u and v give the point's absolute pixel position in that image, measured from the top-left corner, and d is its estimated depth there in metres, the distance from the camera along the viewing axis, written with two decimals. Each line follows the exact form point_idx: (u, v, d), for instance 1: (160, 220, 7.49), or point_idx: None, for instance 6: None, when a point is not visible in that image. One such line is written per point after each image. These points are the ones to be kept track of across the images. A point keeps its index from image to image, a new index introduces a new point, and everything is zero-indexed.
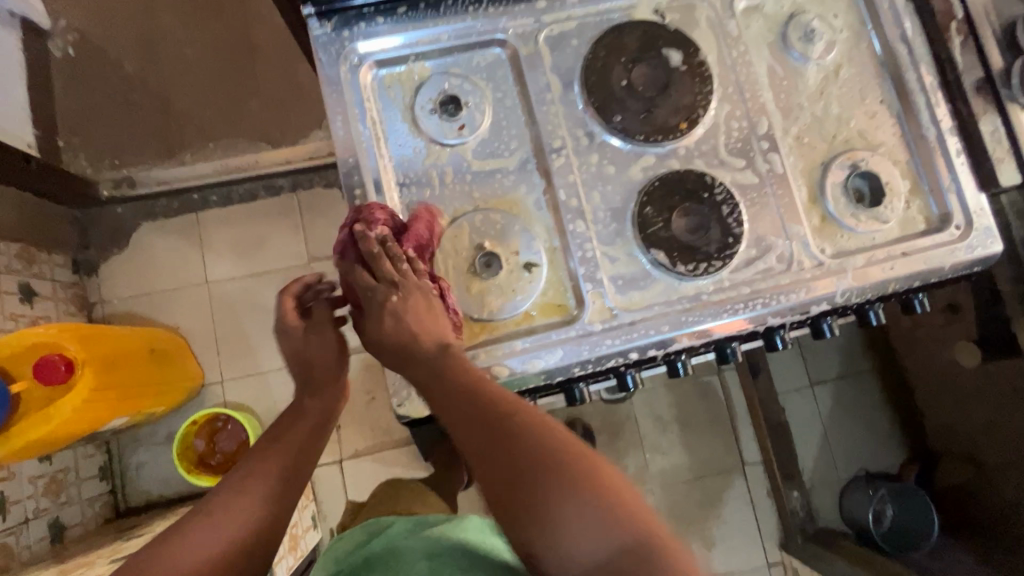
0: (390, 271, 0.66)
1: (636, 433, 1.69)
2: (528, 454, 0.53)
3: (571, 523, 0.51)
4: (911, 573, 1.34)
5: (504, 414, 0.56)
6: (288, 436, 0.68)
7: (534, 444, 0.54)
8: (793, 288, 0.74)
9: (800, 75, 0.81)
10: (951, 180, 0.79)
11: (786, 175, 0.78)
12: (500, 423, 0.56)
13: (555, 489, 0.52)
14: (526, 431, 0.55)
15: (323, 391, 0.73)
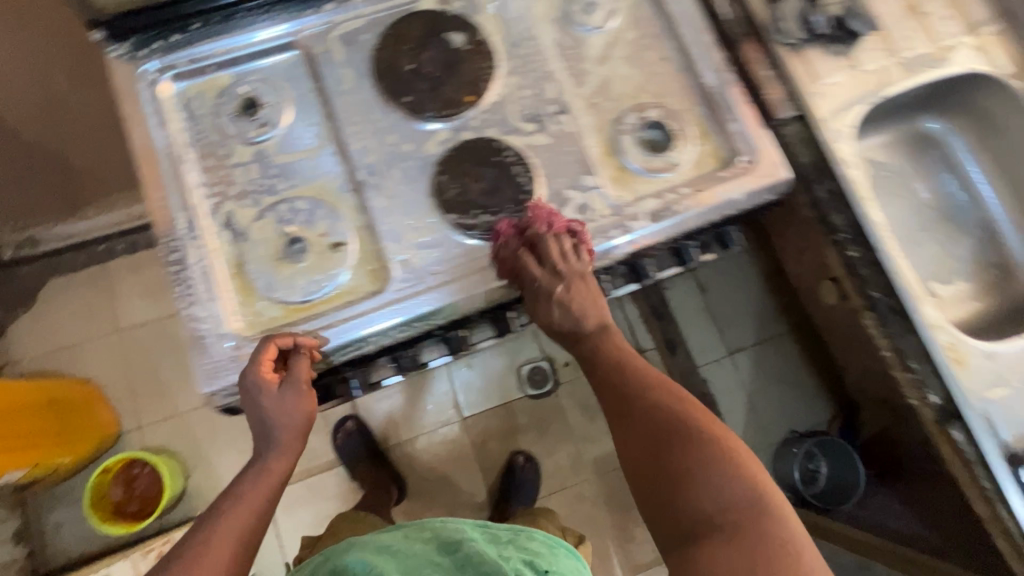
0: (554, 263, 0.73)
1: (565, 425, 1.70)
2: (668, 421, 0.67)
3: (710, 477, 0.61)
4: (837, 524, 1.33)
5: (632, 387, 0.71)
6: (245, 502, 0.65)
7: (654, 416, 0.67)
8: (592, 234, 0.78)
9: (584, 44, 0.87)
10: (733, 118, 0.84)
11: (578, 134, 0.83)
12: (634, 400, 0.70)
13: (690, 463, 0.62)
14: (643, 405, 0.69)
15: (280, 448, 0.69)
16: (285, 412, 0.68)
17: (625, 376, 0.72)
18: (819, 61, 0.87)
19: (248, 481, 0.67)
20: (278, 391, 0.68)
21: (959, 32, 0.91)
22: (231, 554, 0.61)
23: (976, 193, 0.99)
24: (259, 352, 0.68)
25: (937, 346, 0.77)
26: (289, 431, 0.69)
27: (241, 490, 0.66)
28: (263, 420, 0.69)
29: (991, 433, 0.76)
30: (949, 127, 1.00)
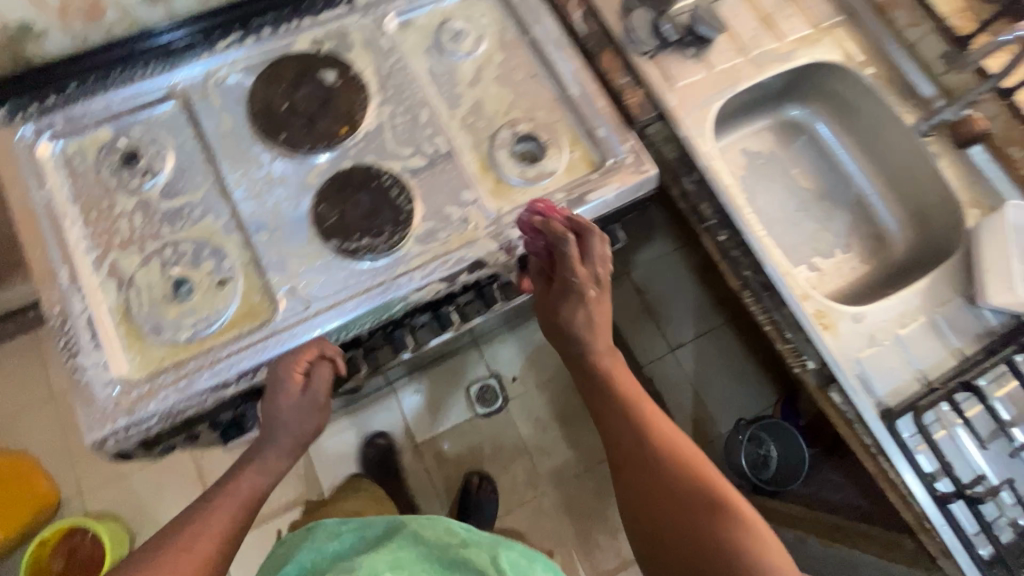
0: (596, 273, 0.80)
1: (518, 439, 1.71)
2: (674, 479, 0.74)
3: (751, 558, 0.67)
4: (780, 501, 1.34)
5: (638, 445, 0.77)
6: (221, 504, 0.71)
7: (658, 475, 0.75)
8: (471, 245, 0.82)
9: (455, 69, 0.93)
10: (599, 123, 0.90)
11: (453, 152, 0.87)
12: (643, 458, 0.77)
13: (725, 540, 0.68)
14: (651, 461, 0.76)
15: (264, 452, 0.76)
16: (299, 413, 0.74)
17: (629, 428, 0.79)
18: (674, 65, 0.94)
19: (232, 481, 0.74)
20: (301, 395, 0.73)
21: (802, 26, 0.99)
22: (205, 553, 0.67)
23: (844, 170, 1.06)
24: (298, 353, 0.73)
25: (806, 315, 0.82)
26: (295, 438, 0.76)
27: (223, 492, 0.73)
28: (283, 420, 0.73)
29: (865, 391, 0.80)
30: (811, 113, 1.08)
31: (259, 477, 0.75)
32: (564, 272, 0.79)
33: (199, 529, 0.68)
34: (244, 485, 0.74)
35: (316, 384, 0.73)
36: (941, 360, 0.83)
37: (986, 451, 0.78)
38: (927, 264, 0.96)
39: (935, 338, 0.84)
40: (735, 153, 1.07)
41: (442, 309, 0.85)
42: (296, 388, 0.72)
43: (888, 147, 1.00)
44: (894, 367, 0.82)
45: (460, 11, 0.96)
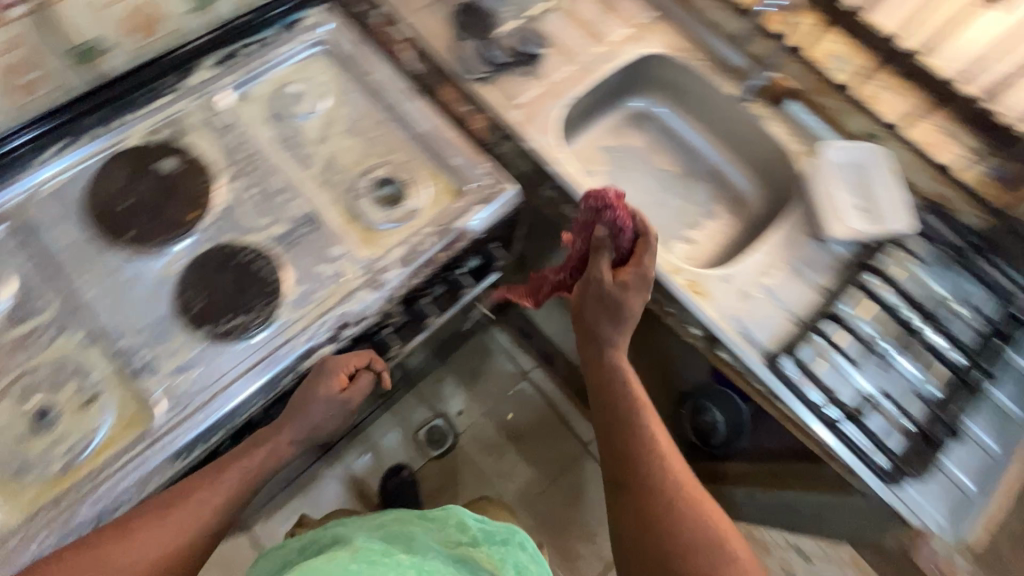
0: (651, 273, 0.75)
1: (476, 471, 1.69)
2: (688, 540, 0.70)
3: None
4: None
5: (659, 488, 0.73)
6: (228, 472, 0.71)
7: (674, 522, 0.71)
8: (349, 298, 0.82)
9: (301, 131, 0.94)
10: (451, 153, 0.93)
11: (313, 211, 0.87)
12: (659, 490, 0.73)
13: None
14: (666, 513, 0.71)
15: (281, 430, 0.74)
16: (329, 412, 0.75)
17: (651, 471, 0.74)
18: (511, 86, 0.99)
19: (244, 450, 0.73)
20: (341, 398, 0.75)
21: (619, 27, 1.07)
22: (203, 529, 0.68)
23: (692, 145, 1.15)
24: (343, 359, 0.77)
25: (679, 286, 0.88)
26: (309, 433, 0.76)
27: (234, 459, 0.72)
28: (312, 413, 0.75)
29: (747, 344, 0.85)
30: (649, 100, 1.15)
31: (272, 458, 0.74)
32: (637, 266, 0.73)
33: (202, 496, 0.69)
34: (254, 463, 0.72)
35: (351, 392, 0.75)
36: (805, 297, 0.90)
37: (859, 369, 0.86)
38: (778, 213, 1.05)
39: (796, 280, 0.92)
40: (592, 150, 1.13)
41: None
42: (338, 388, 0.75)
43: (723, 118, 1.09)
44: (766, 314, 0.88)
45: (294, 74, 0.98)
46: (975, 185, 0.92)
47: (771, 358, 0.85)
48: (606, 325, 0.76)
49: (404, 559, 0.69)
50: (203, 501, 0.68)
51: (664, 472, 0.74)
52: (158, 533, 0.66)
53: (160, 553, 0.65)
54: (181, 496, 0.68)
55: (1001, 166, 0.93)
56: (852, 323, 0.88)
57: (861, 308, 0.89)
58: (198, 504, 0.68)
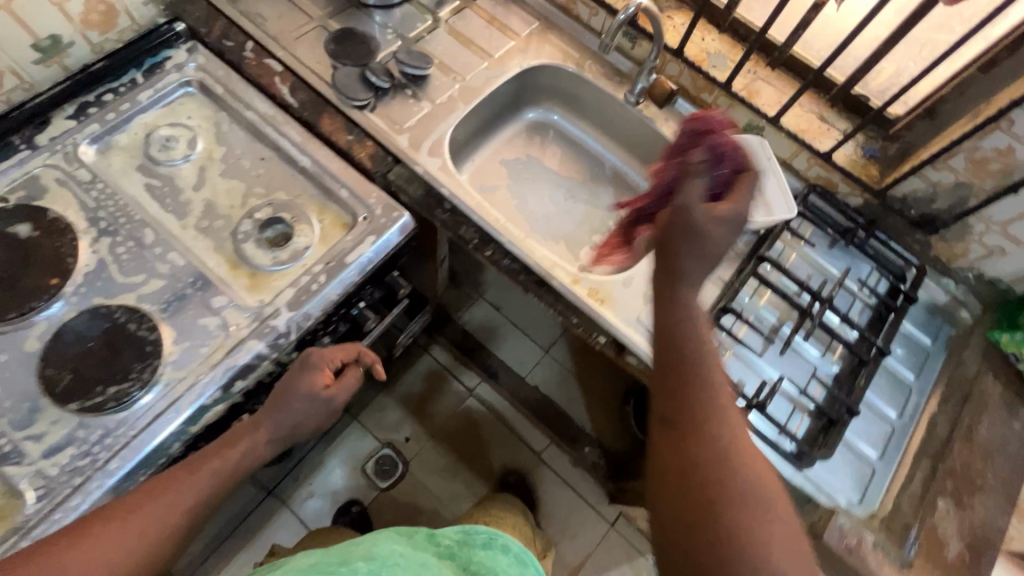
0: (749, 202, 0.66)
1: (430, 496, 1.65)
2: (759, 533, 0.49)
3: None
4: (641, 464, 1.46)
5: (715, 430, 0.54)
6: (201, 473, 0.66)
7: (741, 502, 0.50)
8: (238, 349, 0.77)
9: (175, 177, 0.89)
10: (338, 185, 0.90)
11: (193, 261, 0.83)
12: (713, 438, 0.53)
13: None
14: (743, 494, 0.50)
15: (262, 426, 0.72)
16: (309, 410, 0.75)
17: (720, 434, 0.54)
18: (397, 109, 0.97)
19: (218, 451, 0.69)
20: (325, 393, 0.76)
21: (504, 41, 1.07)
22: (179, 518, 0.63)
23: (592, 150, 1.16)
24: (326, 355, 0.79)
25: (580, 296, 0.87)
26: (286, 433, 0.74)
27: (206, 459, 0.68)
28: (291, 407, 0.74)
29: (652, 347, 0.85)
30: (544, 109, 1.15)
31: (248, 459, 0.70)
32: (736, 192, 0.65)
33: (175, 493, 0.64)
34: (228, 463, 0.68)
35: (335, 388, 0.77)
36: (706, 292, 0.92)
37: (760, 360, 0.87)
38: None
39: None
40: (493, 165, 1.12)
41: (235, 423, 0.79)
42: (321, 384, 0.76)
43: (617, 121, 1.11)
44: None
45: (164, 117, 0.92)
46: (849, 167, 0.96)
47: None
48: (690, 258, 0.59)
49: (360, 567, 0.70)
50: (179, 496, 0.64)
51: (731, 437, 0.54)
52: (121, 533, 0.59)
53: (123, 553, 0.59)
54: (150, 494, 0.63)
55: (871, 145, 0.97)
56: (750, 314, 0.91)
57: (760, 297, 0.92)
58: (169, 503, 0.63)
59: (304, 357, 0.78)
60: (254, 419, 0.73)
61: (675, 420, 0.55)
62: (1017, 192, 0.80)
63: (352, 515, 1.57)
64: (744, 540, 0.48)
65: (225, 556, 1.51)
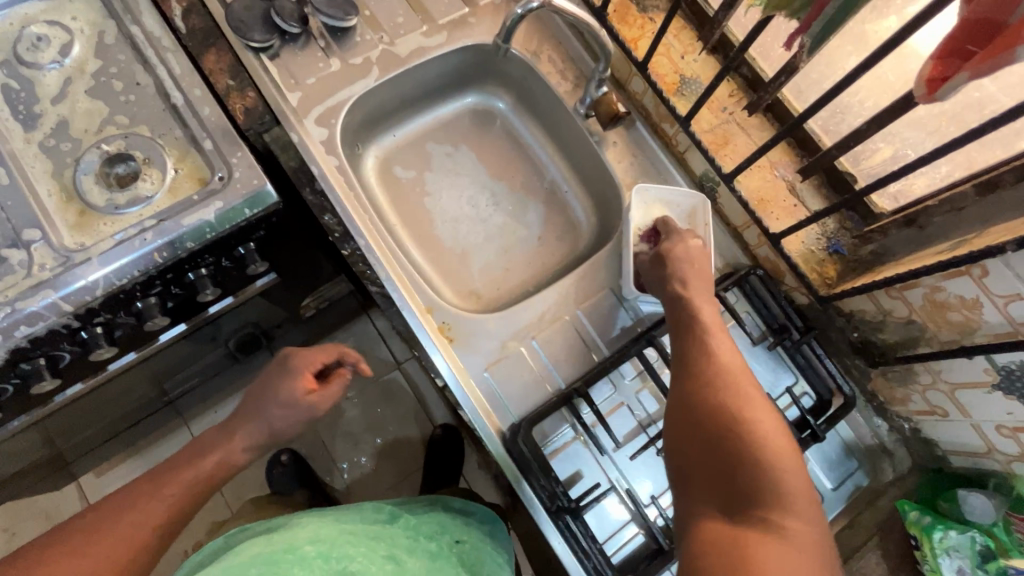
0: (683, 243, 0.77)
1: (327, 454, 1.60)
2: (749, 418, 0.60)
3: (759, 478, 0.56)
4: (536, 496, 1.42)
5: (710, 355, 0.66)
6: (169, 487, 0.71)
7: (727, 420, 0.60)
8: (35, 291, 0.71)
9: (37, 84, 0.80)
10: (202, 132, 0.79)
11: (20, 183, 0.75)
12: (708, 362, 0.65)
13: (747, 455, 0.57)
14: (725, 393, 0.62)
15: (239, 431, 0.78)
16: (290, 415, 0.80)
17: (713, 359, 0.66)
18: (299, 61, 0.85)
19: (189, 461, 0.74)
20: (307, 398, 0.80)
21: (457, 5, 0.90)
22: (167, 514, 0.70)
23: (535, 154, 0.99)
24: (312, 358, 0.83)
25: (427, 329, 0.77)
26: (263, 439, 0.80)
27: (175, 473, 0.72)
28: (269, 414, 0.79)
29: (486, 411, 0.75)
30: (488, 94, 1.00)
31: (222, 467, 0.75)
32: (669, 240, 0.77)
33: (139, 510, 0.68)
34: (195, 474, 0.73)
35: (316, 395, 0.81)
36: (580, 360, 0.79)
37: (611, 454, 0.77)
38: (598, 247, 0.93)
39: (575, 337, 0.80)
40: (413, 145, 0.98)
41: (22, 366, 0.74)
42: (304, 391, 0.81)
43: (566, 130, 0.94)
44: (525, 375, 0.78)
45: (46, 14, 0.83)
46: (801, 260, 0.81)
47: (509, 433, 0.74)
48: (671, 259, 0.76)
49: (309, 552, 0.73)
50: (149, 508, 0.68)
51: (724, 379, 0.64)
52: (92, 547, 0.64)
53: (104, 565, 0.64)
54: (112, 515, 0.67)
55: (839, 240, 0.80)
56: (623, 397, 0.79)
57: (641, 381, 0.80)
58: (135, 519, 0.67)
59: (281, 359, 0.84)
60: (228, 430, 0.78)
61: (684, 359, 0.67)
62: (971, 356, 0.69)
63: (281, 467, 1.45)
64: (733, 423, 0.60)
65: (113, 460, 1.50)
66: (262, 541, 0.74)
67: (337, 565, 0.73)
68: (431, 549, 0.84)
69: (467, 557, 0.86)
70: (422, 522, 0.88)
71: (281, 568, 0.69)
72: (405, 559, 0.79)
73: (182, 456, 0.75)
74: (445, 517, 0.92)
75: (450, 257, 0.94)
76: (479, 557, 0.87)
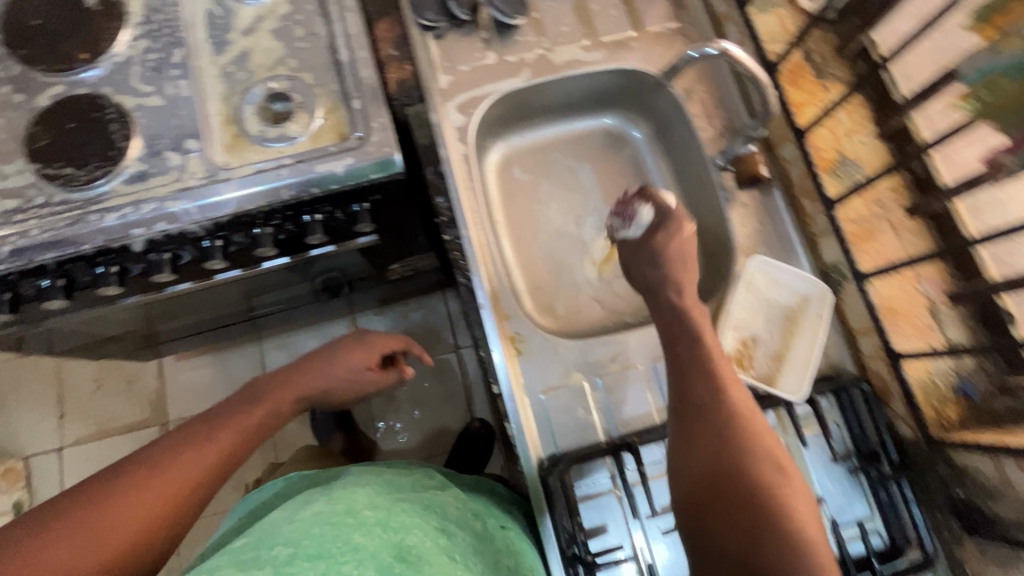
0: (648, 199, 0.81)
1: (368, 410, 1.67)
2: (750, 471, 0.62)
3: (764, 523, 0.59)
4: None
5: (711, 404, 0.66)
6: (223, 432, 0.75)
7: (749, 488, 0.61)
8: (180, 196, 0.79)
9: (233, 15, 0.89)
10: (356, 93, 0.84)
11: (196, 97, 0.84)
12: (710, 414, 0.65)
13: (753, 508, 0.60)
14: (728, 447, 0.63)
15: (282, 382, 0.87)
16: (352, 386, 0.95)
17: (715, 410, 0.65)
18: (459, 47, 0.88)
19: (240, 409, 0.79)
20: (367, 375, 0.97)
21: (623, 27, 0.89)
22: (226, 453, 0.74)
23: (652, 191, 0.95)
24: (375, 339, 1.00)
25: (499, 333, 0.76)
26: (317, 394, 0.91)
27: (229, 420, 0.77)
28: (336, 376, 0.93)
29: (531, 429, 0.74)
30: (626, 120, 0.98)
31: (269, 415, 0.82)
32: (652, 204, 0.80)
33: (159, 477, 0.68)
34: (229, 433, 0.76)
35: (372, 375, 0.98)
36: (640, 415, 0.76)
37: (643, 522, 0.72)
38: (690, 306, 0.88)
39: (641, 390, 0.77)
40: (538, 151, 0.98)
41: (151, 256, 0.83)
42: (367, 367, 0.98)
43: (694, 179, 0.91)
44: (579, 412, 0.75)
45: None
46: (918, 390, 0.77)
47: (547, 463, 0.73)
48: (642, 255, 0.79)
49: (368, 518, 0.72)
50: (209, 447, 0.73)
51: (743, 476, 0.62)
52: (159, 476, 0.68)
53: (167, 494, 0.67)
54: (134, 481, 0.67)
55: (972, 380, 0.73)
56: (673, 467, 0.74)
57: None
58: (189, 464, 0.70)
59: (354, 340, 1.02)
60: (281, 380, 0.86)
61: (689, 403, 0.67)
62: None
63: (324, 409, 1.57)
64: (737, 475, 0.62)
65: (193, 351, 1.66)
66: (325, 499, 0.75)
67: (396, 534, 0.72)
68: (476, 529, 0.84)
69: (510, 545, 0.86)
70: (471, 501, 0.89)
71: (344, 532, 0.69)
72: (454, 536, 0.78)
73: (235, 402, 0.80)
74: (491, 505, 0.94)
75: (540, 269, 0.93)
76: (521, 547, 0.87)
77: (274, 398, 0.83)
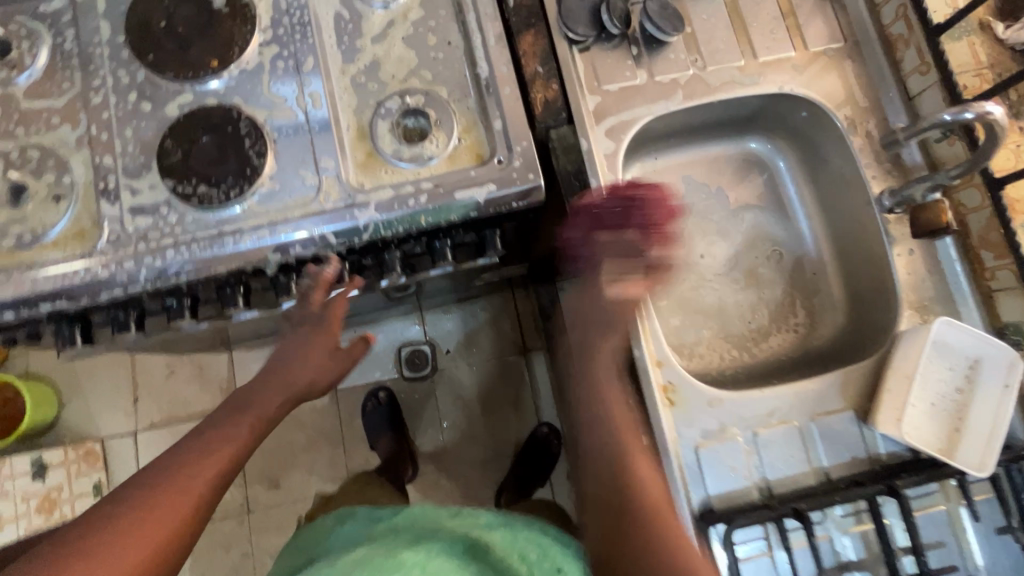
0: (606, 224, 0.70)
1: (435, 409, 1.66)
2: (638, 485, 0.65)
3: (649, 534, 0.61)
4: None
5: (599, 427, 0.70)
6: (217, 446, 0.68)
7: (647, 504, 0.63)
8: (316, 220, 0.75)
9: (364, 19, 0.83)
10: (498, 114, 0.79)
11: (329, 110, 0.79)
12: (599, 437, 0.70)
13: (641, 523, 0.62)
14: (644, 471, 0.66)
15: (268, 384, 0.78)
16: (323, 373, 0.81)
17: (607, 415, 0.71)
18: (606, 61, 0.81)
19: (228, 421, 0.71)
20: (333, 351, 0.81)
21: (784, 47, 0.82)
22: (220, 469, 0.66)
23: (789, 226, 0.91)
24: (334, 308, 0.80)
25: (652, 383, 0.72)
26: (296, 392, 0.79)
27: (221, 436, 0.69)
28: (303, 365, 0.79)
29: (685, 481, 0.71)
30: (773, 149, 0.92)
31: (257, 428, 0.73)
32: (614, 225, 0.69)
33: (139, 530, 0.58)
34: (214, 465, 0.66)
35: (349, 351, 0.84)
36: (798, 475, 0.71)
37: None
38: (833, 365, 0.84)
39: (799, 448, 0.72)
40: (674, 177, 0.92)
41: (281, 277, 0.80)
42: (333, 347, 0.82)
43: (847, 221, 0.85)
44: (734, 469, 0.71)
45: None
46: None
47: (701, 522, 0.69)
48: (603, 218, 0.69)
49: (407, 561, 0.67)
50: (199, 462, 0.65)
51: (651, 497, 0.64)
52: (147, 505, 0.60)
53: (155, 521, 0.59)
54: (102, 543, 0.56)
55: None
56: (827, 531, 0.71)
57: (856, 523, 0.71)
58: (186, 481, 0.63)
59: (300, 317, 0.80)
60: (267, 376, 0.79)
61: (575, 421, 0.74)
62: None
63: (377, 404, 1.60)
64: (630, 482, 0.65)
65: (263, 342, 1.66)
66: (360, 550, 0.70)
67: None
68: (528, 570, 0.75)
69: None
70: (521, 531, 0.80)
71: None
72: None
73: (220, 415, 0.72)
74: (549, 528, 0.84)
75: (675, 307, 0.89)
76: None
77: (257, 402, 0.75)
